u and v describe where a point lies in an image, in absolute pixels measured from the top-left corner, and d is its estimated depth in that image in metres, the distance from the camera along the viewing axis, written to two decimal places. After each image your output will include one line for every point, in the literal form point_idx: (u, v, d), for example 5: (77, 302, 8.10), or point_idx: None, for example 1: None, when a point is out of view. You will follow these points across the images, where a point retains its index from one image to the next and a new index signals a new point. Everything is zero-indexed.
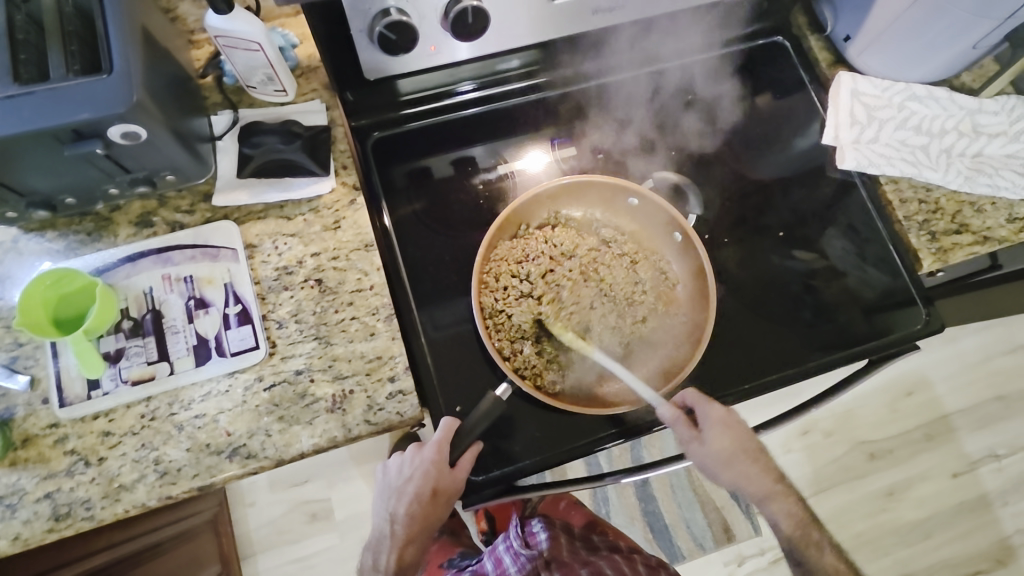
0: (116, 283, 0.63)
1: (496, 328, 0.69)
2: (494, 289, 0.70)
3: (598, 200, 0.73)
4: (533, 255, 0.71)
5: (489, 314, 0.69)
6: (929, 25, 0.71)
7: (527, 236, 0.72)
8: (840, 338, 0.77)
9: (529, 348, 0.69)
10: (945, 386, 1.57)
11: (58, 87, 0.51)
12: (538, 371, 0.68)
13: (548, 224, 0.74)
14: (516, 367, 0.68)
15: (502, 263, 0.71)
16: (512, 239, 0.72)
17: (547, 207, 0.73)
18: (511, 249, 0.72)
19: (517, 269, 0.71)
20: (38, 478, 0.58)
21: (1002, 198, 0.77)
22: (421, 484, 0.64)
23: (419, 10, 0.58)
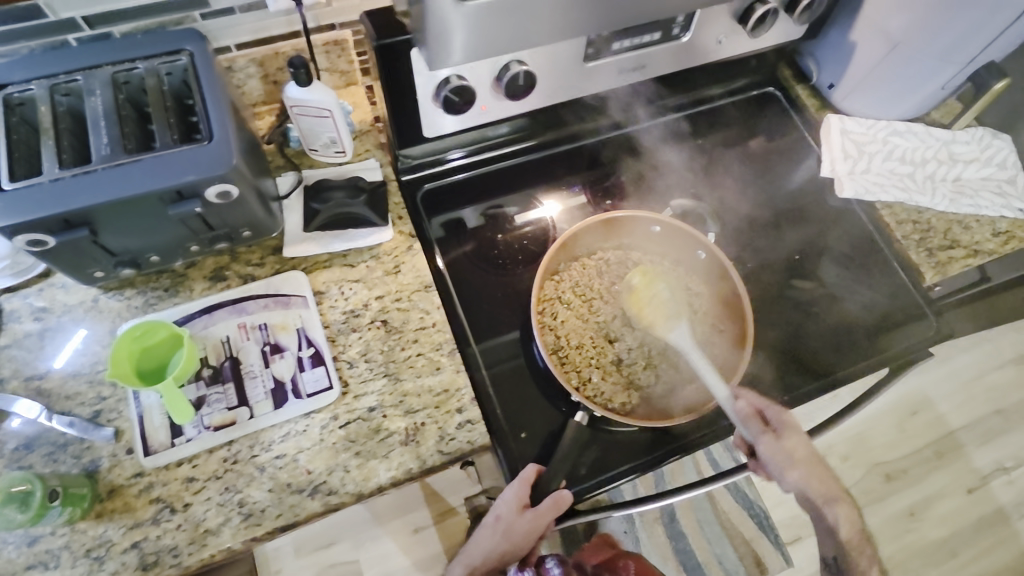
0: (195, 334, 0.67)
1: (563, 362, 0.73)
2: (553, 329, 0.74)
3: (621, 231, 0.78)
4: (574, 292, 0.76)
5: (553, 350, 0.73)
6: (902, 73, 0.82)
7: (569, 274, 0.76)
8: (860, 349, 0.83)
9: (596, 376, 0.72)
10: (947, 404, 1.63)
11: (164, 155, 0.57)
12: (610, 396, 0.71)
13: (580, 260, 0.78)
14: (588, 395, 0.71)
15: (552, 302, 0.75)
16: (553, 279, 0.76)
17: (581, 246, 0.78)
18: (555, 287, 0.76)
19: (566, 305, 0.75)
20: (125, 528, 0.59)
21: (984, 216, 0.87)
22: (494, 517, 0.67)
23: (476, 74, 0.66)
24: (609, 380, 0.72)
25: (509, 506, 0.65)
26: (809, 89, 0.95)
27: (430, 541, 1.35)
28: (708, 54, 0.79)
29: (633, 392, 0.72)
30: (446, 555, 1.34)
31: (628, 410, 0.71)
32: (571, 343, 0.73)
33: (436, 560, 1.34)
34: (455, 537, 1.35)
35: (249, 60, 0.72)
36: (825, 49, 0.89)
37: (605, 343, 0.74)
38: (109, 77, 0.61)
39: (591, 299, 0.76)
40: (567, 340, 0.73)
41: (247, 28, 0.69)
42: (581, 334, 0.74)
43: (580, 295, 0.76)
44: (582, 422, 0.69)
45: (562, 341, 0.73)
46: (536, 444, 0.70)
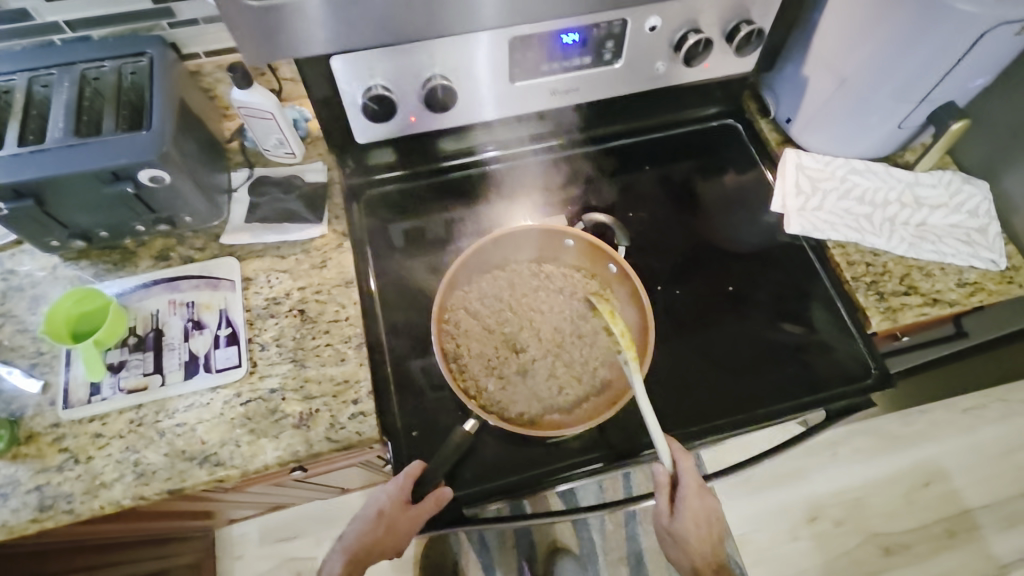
0: (130, 305, 0.73)
1: (461, 368, 0.73)
2: (455, 335, 0.75)
3: (534, 244, 0.79)
4: (481, 302, 0.77)
5: (452, 357, 0.73)
6: (855, 110, 0.81)
7: (480, 285, 0.78)
8: (795, 388, 0.78)
9: (492, 385, 0.72)
10: (964, 479, 1.48)
11: (106, 140, 0.65)
12: (503, 405, 0.71)
13: (490, 272, 0.80)
14: (483, 402, 0.71)
15: (459, 311, 0.76)
16: (463, 288, 0.78)
17: (493, 258, 0.79)
18: (463, 295, 0.77)
19: (473, 315, 0.76)
20: (32, 471, 0.65)
21: (950, 264, 0.82)
22: (372, 507, 0.68)
23: (401, 88, 0.71)
24: (506, 389, 0.72)
25: (392, 502, 0.66)
26: (773, 124, 0.94)
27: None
28: (649, 81, 0.81)
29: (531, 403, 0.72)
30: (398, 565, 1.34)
31: (523, 421, 0.71)
32: (473, 351, 0.74)
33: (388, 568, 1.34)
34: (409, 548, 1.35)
35: (216, 66, 0.80)
36: (782, 83, 0.88)
37: (507, 353, 0.74)
38: (79, 73, 0.70)
39: (498, 310, 0.77)
40: (468, 348, 0.74)
41: (212, 37, 0.77)
42: (484, 342, 0.75)
43: (487, 305, 0.77)
44: (469, 430, 0.68)
45: (464, 348, 0.74)
46: (427, 445, 0.71)
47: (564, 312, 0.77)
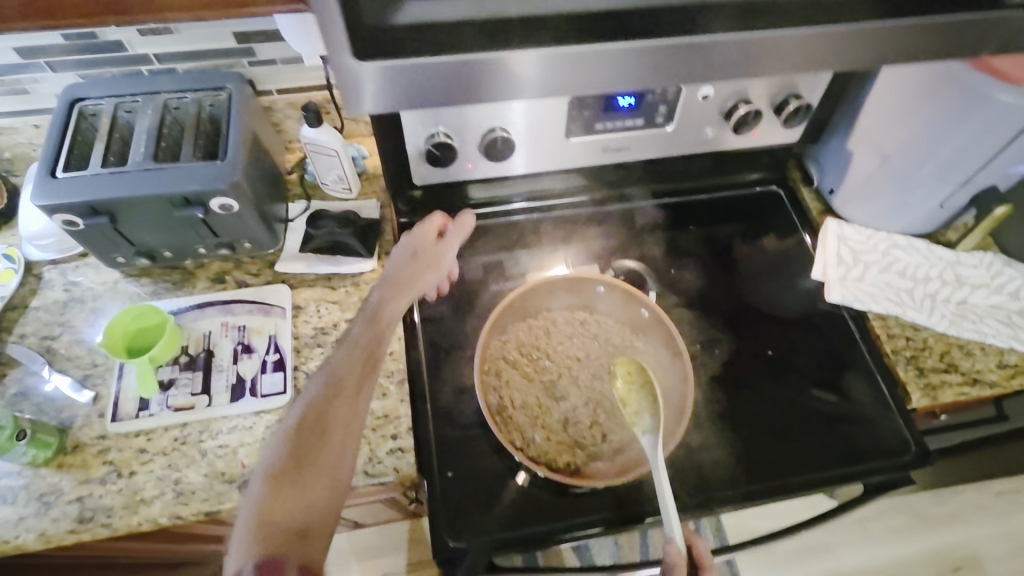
0: (184, 324, 0.76)
1: (506, 421, 0.73)
2: (496, 387, 0.75)
3: (561, 291, 0.81)
4: (516, 353, 0.78)
5: (496, 410, 0.74)
6: (901, 187, 0.82)
7: (515, 334, 0.79)
8: (832, 458, 0.77)
9: (538, 436, 0.73)
10: (995, 567, 1.43)
11: (182, 166, 0.68)
12: (552, 455, 0.72)
13: (522, 323, 0.80)
14: (530, 455, 0.72)
15: (497, 361, 0.77)
16: (500, 339, 0.78)
17: (525, 311, 0.80)
18: (499, 346, 0.78)
19: (511, 366, 0.77)
20: (75, 481, 0.66)
21: (991, 344, 0.83)
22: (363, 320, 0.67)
23: (462, 136, 0.74)
24: (551, 438, 0.73)
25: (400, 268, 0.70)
26: (814, 192, 0.96)
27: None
28: (699, 145, 0.83)
29: (577, 453, 0.72)
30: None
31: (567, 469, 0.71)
32: (515, 403, 0.75)
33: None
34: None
35: (287, 103, 0.83)
36: (826, 156, 0.90)
37: (549, 403, 0.75)
38: (161, 102, 0.73)
39: (535, 360, 0.78)
40: (510, 400, 0.75)
41: (286, 77, 0.81)
42: (524, 394, 0.75)
43: (524, 355, 0.78)
44: (520, 484, 0.71)
45: (505, 399, 0.74)
46: (460, 486, 0.71)
47: (599, 357, 0.79)
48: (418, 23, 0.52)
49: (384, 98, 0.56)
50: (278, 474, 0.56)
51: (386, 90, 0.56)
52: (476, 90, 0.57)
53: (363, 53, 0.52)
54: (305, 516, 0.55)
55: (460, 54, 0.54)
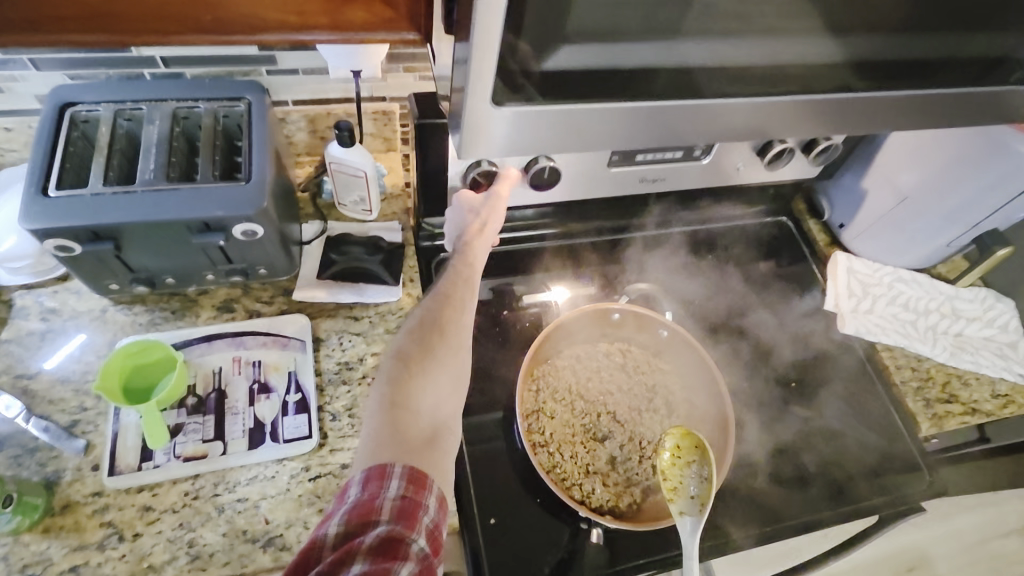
0: (189, 360, 0.68)
1: (561, 478, 0.71)
2: (542, 445, 0.72)
3: (578, 329, 0.79)
4: (550, 403, 0.75)
5: (548, 469, 0.71)
6: (910, 226, 0.86)
7: (547, 380, 0.77)
8: (856, 490, 0.79)
9: (597, 485, 0.71)
10: (946, 566, 1.47)
11: (201, 187, 0.61)
12: (614, 500, 0.70)
13: (548, 371, 0.78)
14: (594, 508, 0.69)
15: (536, 414, 0.74)
16: (532, 388, 0.76)
17: (549, 359, 0.78)
18: (532, 398, 0.75)
19: (549, 416, 0.74)
20: (67, 549, 0.57)
21: (984, 374, 0.87)
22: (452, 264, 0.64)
23: (506, 163, 0.71)
24: (607, 484, 0.71)
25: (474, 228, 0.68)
26: (821, 224, 0.99)
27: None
28: (727, 178, 0.84)
29: (634, 492, 0.71)
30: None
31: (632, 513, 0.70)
32: (564, 455, 0.72)
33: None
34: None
35: (302, 116, 0.77)
36: (837, 193, 0.94)
37: (596, 448, 0.74)
38: (171, 111, 0.66)
39: (571, 404, 0.76)
40: (559, 452, 0.72)
41: (306, 88, 0.75)
42: (568, 442, 0.73)
43: (559, 401, 0.76)
44: (598, 542, 0.68)
45: (552, 454, 0.72)
46: (505, 534, 0.68)
47: (632, 386, 0.78)
48: (564, 69, 0.45)
49: (513, 149, 0.49)
50: (402, 398, 0.53)
51: (518, 140, 0.48)
52: (614, 138, 0.51)
53: (501, 97, 0.45)
54: (433, 414, 0.54)
55: (608, 104, 0.48)
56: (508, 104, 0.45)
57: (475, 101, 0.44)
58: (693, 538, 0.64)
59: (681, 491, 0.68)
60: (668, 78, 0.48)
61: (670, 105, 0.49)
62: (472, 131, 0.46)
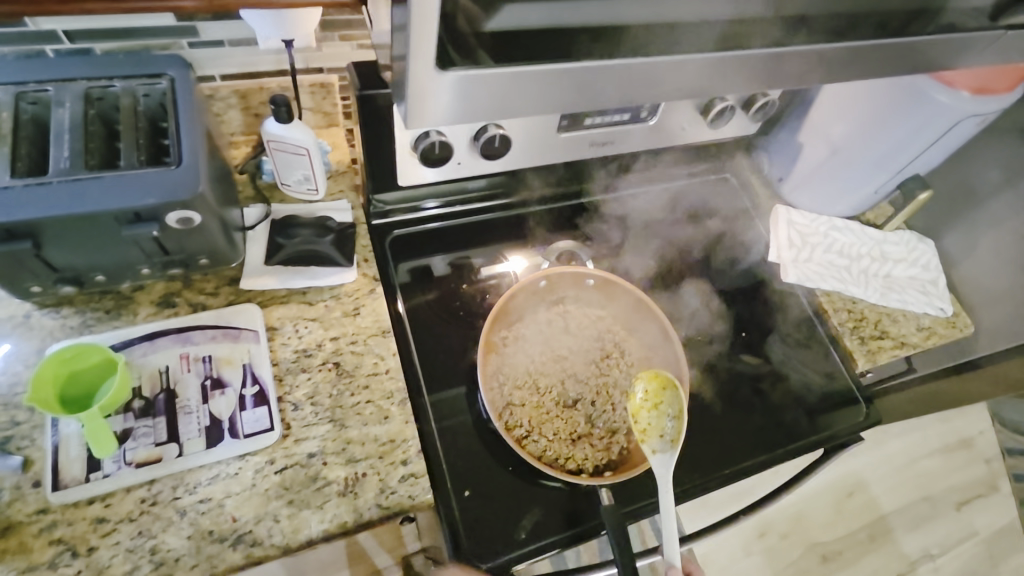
0: (131, 361, 0.64)
1: (551, 457, 0.72)
2: (524, 433, 0.73)
3: (515, 308, 0.79)
4: (515, 393, 0.75)
5: (537, 455, 0.71)
6: (842, 176, 0.90)
7: (508, 372, 0.76)
8: (803, 428, 0.84)
9: (586, 449, 0.73)
10: (880, 488, 1.60)
11: (124, 174, 0.56)
12: (603, 455, 0.73)
13: (503, 362, 0.77)
14: (592, 471, 0.72)
15: (509, 409, 0.73)
16: (495, 386, 0.74)
17: (503, 347, 0.78)
18: (496, 395, 0.74)
19: (519, 405, 0.74)
20: (16, 572, 0.54)
21: (911, 310, 0.91)
22: None
23: (454, 133, 0.70)
24: (594, 442, 0.73)
25: None
26: (761, 180, 1.02)
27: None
28: (673, 139, 0.86)
29: (619, 438, 0.74)
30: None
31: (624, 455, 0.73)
32: (547, 433, 0.73)
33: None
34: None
35: (232, 91, 0.73)
36: (776, 147, 0.98)
37: (572, 416, 0.75)
38: (82, 92, 0.60)
39: (536, 387, 0.76)
40: (541, 436, 0.73)
41: (234, 61, 0.70)
42: (544, 421, 0.74)
43: (524, 387, 0.76)
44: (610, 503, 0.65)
45: (537, 438, 0.72)
46: (479, 505, 0.69)
47: (580, 343, 0.80)
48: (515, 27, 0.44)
49: (465, 112, 0.47)
50: None
51: (469, 103, 0.46)
52: (576, 98, 0.49)
53: (445, 62, 0.43)
54: None
55: (572, 64, 0.46)
56: (458, 64, 0.43)
57: (421, 68, 0.42)
58: (665, 471, 0.67)
59: (651, 430, 0.71)
60: (624, 32, 0.46)
61: (631, 61, 0.47)
62: (423, 94, 0.44)
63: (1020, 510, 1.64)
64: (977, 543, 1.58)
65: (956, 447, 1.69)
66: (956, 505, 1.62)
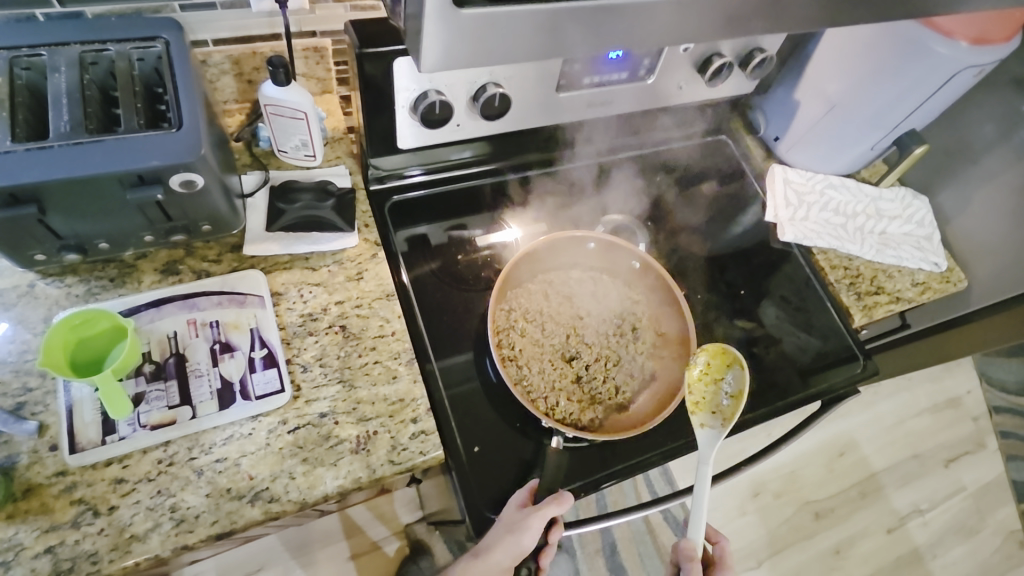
0: (139, 327, 0.64)
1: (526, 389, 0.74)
2: (512, 359, 0.75)
3: (535, 258, 0.81)
4: (519, 321, 0.78)
5: (517, 382, 0.74)
6: (839, 132, 0.91)
7: (520, 303, 0.79)
8: (801, 382, 0.86)
9: (562, 400, 0.74)
10: (871, 447, 1.64)
11: (126, 137, 0.56)
12: (576, 413, 0.73)
13: (518, 292, 0.80)
14: (558, 419, 0.73)
15: (507, 332, 0.77)
16: (504, 308, 0.78)
17: (518, 281, 0.80)
18: (505, 316, 0.78)
19: (519, 333, 0.77)
20: (39, 531, 0.55)
21: (906, 267, 0.92)
22: None
23: (453, 92, 0.70)
24: (577, 397, 0.75)
25: None
26: (757, 141, 1.02)
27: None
28: (670, 99, 0.86)
29: (597, 407, 0.74)
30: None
31: (596, 426, 0.73)
32: (532, 369, 0.75)
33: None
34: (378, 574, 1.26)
35: (225, 57, 0.73)
36: (772, 106, 0.98)
37: (562, 365, 0.77)
38: (76, 56, 0.59)
39: (543, 321, 0.79)
40: (526, 367, 0.75)
41: (227, 25, 0.70)
42: (541, 359, 0.76)
43: (531, 321, 0.78)
44: (558, 449, 0.71)
45: (524, 370, 0.75)
46: (489, 460, 0.70)
47: (597, 305, 0.81)
48: None
49: (474, 59, 0.47)
50: None
51: (481, 49, 0.46)
52: (577, 41, 0.49)
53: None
54: None
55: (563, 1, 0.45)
56: (470, 6, 0.43)
57: (434, 6, 0.42)
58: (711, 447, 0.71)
59: (704, 406, 0.74)
60: None
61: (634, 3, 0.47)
62: (431, 40, 0.44)
63: (1006, 465, 1.69)
64: (965, 497, 1.63)
65: (944, 406, 1.73)
66: (944, 461, 1.66)
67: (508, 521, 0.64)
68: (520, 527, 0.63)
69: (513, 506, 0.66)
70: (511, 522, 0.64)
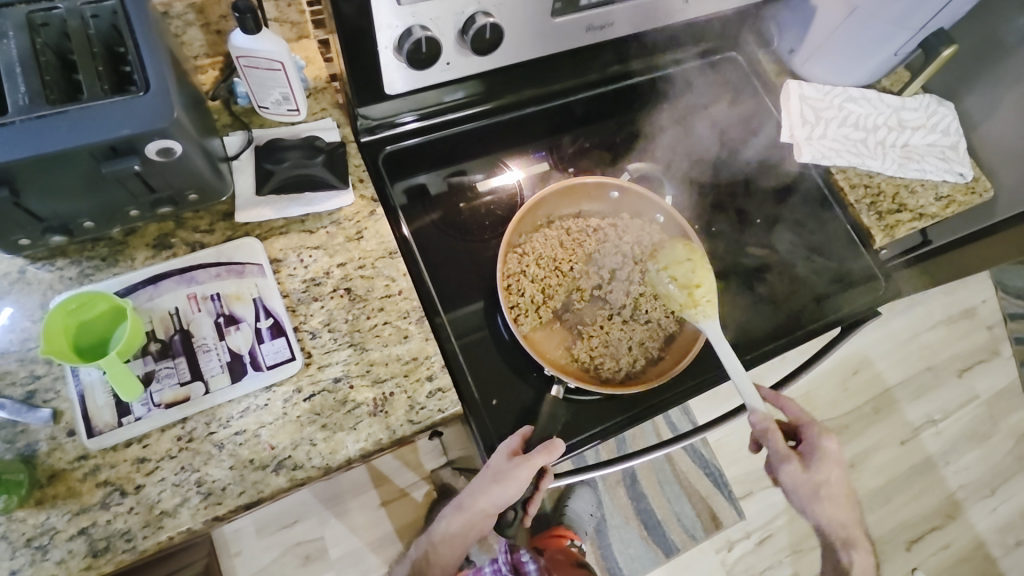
0: (140, 306, 0.62)
1: (532, 339, 0.73)
2: (521, 307, 0.73)
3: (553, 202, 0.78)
4: (529, 267, 0.75)
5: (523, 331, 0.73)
6: (860, 38, 0.83)
7: (532, 247, 0.76)
8: (818, 309, 0.84)
9: (567, 351, 0.73)
10: (885, 363, 1.64)
11: (90, 106, 0.51)
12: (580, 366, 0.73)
13: (532, 237, 0.77)
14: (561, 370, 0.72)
15: (517, 276, 0.74)
16: (516, 252, 0.75)
17: (530, 227, 0.77)
18: (518, 261, 0.75)
19: (530, 279, 0.75)
20: (70, 514, 0.56)
21: (929, 180, 0.87)
22: None
23: (440, 26, 0.64)
24: (589, 345, 0.73)
25: None
26: (770, 55, 0.95)
27: (383, 522, 1.31)
28: (675, 15, 0.79)
29: (603, 359, 0.73)
30: (400, 535, 1.30)
31: (602, 377, 0.73)
32: (540, 318, 0.74)
33: (387, 540, 1.30)
34: (408, 518, 1.31)
35: (187, 6, 0.67)
36: (787, 14, 0.90)
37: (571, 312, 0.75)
38: (23, 18, 0.54)
39: (557, 268, 0.76)
40: (535, 315, 0.74)
41: None
42: (552, 305, 0.75)
43: (543, 266, 0.76)
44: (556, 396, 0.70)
45: (534, 318, 0.73)
46: (507, 412, 0.70)
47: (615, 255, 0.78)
48: None
49: None
50: None
51: None
52: None
53: None
54: None
55: None
56: None
57: None
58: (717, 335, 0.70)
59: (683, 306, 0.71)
60: None
61: None
62: None
63: (1021, 370, 1.69)
64: (978, 404, 1.64)
65: (959, 317, 1.71)
66: (958, 371, 1.67)
67: (496, 469, 0.65)
68: (510, 476, 0.64)
69: (504, 453, 0.65)
70: (499, 471, 0.64)
